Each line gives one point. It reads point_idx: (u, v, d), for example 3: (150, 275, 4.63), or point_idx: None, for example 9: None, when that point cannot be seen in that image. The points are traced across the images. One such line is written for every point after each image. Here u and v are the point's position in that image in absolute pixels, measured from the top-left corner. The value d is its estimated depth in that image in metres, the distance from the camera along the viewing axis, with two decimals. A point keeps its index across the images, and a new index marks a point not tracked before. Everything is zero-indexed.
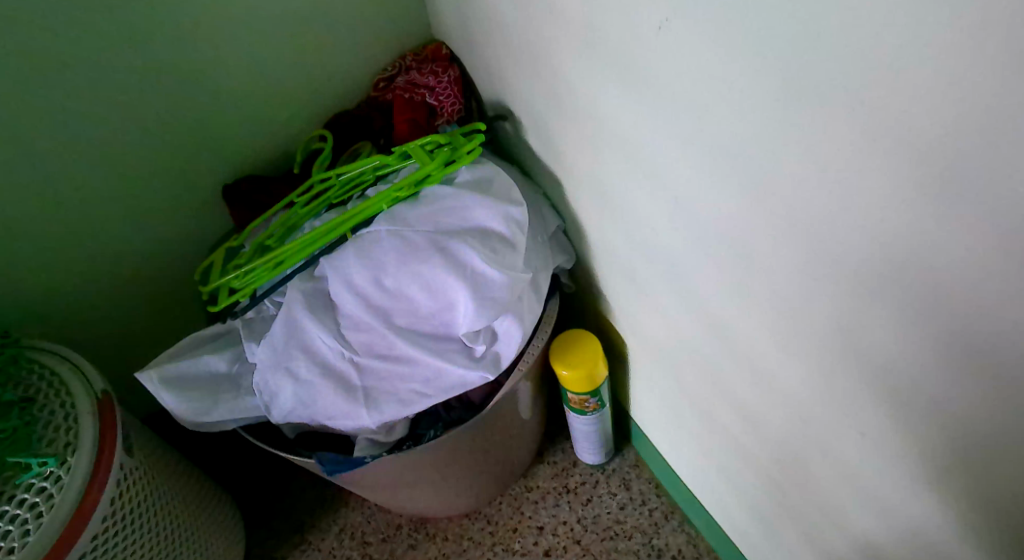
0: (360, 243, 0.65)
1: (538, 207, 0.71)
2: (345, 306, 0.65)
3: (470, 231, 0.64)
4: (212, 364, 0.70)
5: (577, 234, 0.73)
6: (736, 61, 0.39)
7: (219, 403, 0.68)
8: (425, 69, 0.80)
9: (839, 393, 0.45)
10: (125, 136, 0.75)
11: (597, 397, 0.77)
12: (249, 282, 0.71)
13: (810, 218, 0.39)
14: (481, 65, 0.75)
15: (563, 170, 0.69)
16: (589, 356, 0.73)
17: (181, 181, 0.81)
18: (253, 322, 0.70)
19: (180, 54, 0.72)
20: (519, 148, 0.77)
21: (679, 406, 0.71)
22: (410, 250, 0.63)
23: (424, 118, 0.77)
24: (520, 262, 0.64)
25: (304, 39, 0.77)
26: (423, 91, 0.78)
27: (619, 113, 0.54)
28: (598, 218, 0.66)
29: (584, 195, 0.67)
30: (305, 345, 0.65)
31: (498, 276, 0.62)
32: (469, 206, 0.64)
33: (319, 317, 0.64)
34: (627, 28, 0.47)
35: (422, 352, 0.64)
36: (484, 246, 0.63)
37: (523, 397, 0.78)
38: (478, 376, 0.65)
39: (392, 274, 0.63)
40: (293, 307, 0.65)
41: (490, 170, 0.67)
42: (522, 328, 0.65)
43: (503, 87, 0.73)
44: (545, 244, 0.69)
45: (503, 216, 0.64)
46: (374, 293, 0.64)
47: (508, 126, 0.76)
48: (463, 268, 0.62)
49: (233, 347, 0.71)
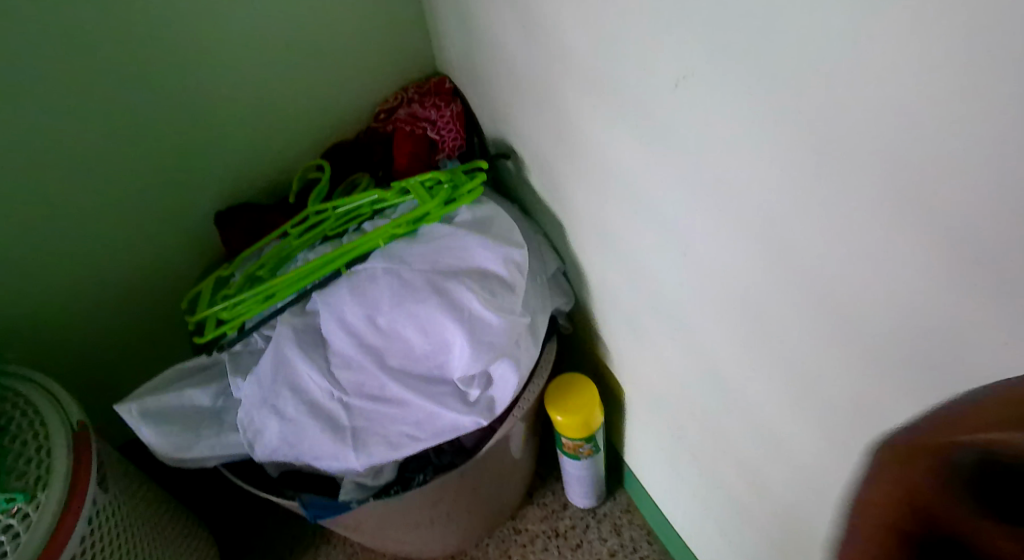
0: (354, 280, 0.63)
1: (537, 248, 0.70)
2: (336, 343, 0.63)
3: (468, 271, 0.62)
4: (195, 399, 0.67)
5: (577, 276, 0.72)
6: (754, 125, 0.38)
7: (199, 438, 0.66)
8: (427, 101, 0.77)
9: (848, 464, 0.44)
10: (114, 156, 0.72)
11: (591, 443, 0.74)
12: (237, 313, 0.68)
13: (829, 279, 0.38)
14: (486, 101, 0.73)
15: (566, 212, 0.67)
16: (585, 403, 0.70)
17: (171, 205, 0.79)
18: (240, 357, 0.67)
19: (179, 77, 0.70)
20: (520, 186, 0.75)
21: (678, 456, 0.69)
22: (406, 289, 0.61)
23: (424, 153, 0.75)
24: (519, 305, 0.62)
25: (307, 66, 0.76)
26: (424, 124, 0.76)
27: (627, 154, 0.52)
28: (601, 263, 0.65)
29: (586, 237, 0.65)
30: (294, 383, 0.63)
31: (497, 319, 0.61)
32: (468, 245, 0.63)
33: (307, 354, 0.63)
34: (640, 75, 0.46)
35: (414, 394, 0.62)
36: (482, 288, 0.61)
37: (515, 436, 0.75)
38: (471, 421, 0.63)
39: (386, 313, 0.61)
40: (282, 343, 0.63)
41: (491, 210, 0.65)
42: (519, 373, 0.63)
43: (506, 125, 0.71)
44: (544, 286, 0.68)
45: (502, 256, 0.62)
46: (367, 332, 0.62)
47: (510, 165, 0.75)
48: (460, 309, 0.60)
49: (218, 380, 0.68)
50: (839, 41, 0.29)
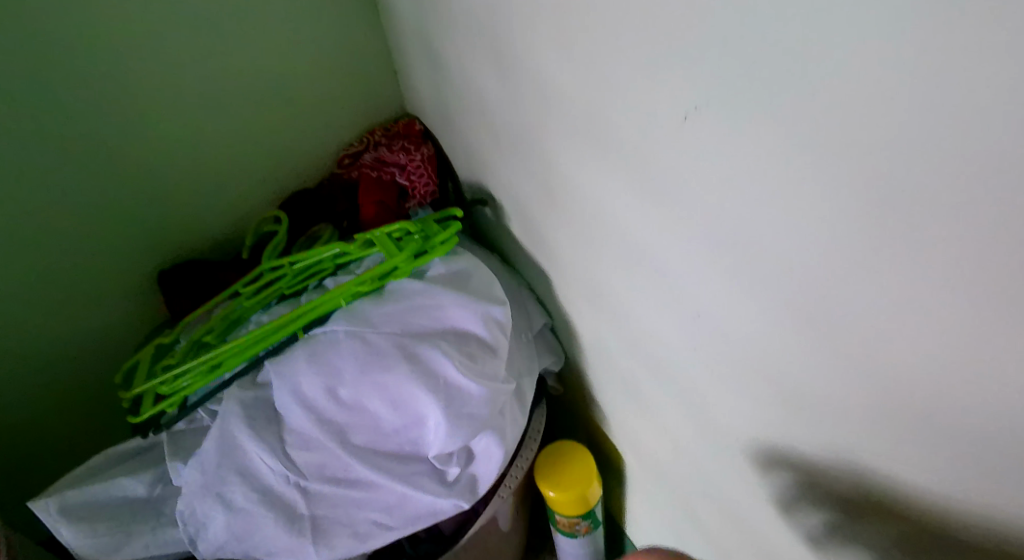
0: (313, 345, 0.55)
1: (521, 304, 0.63)
2: (292, 419, 0.54)
3: (443, 333, 0.55)
4: (128, 489, 0.58)
5: (566, 332, 0.64)
6: (758, 178, 0.30)
7: (131, 537, 0.56)
8: (395, 145, 0.70)
9: None
10: (37, 219, 0.63)
11: (590, 518, 0.66)
12: (179, 388, 0.59)
13: (868, 358, 0.30)
14: (460, 142, 0.67)
15: (552, 263, 0.60)
16: (581, 474, 0.62)
17: (104, 271, 0.69)
18: (181, 437, 0.58)
19: (112, 128, 0.62)
20: (499, 234, 0.68)
21: (687, 536, 0.61)
22: (372, 355, 0.53)
23: (393, 201, 0.67)
24: (502, 370, 0.55)
25: (259, 111, 0.69)
26: (392, 170, 0.69)
27: (614, 200, 0.45)
28: (594, 319, 0.58)
29: (575, 291, 0.58)
30: (243, 466, 0.54)
31: (477, 388, 0.53)
32: (443, 303, 0.55)
33: (258, 434, 0.54)
34: (622, 116, 0.39)
35: (383, 477, 0.54)
36: (459, 353, 0.53)
37: (503, 514, 0.67)
38: (450, 504, 0.55)
39: (349, 383, 0.53)
40: (229, 421, 0.55)
41: (468, 262, 0.58)
42: (504, 447, 0.56)
43: (483, 168, 0.64)
44: (530, 346, 0.61)
45: (482, 315, 0.55)
46: (328, 406, 0.54)
47: (489, 211, 0.68)
48: (434, 378, 0.53)
49: (155, 466, 0.59)
50: (876, 64, 0.22)
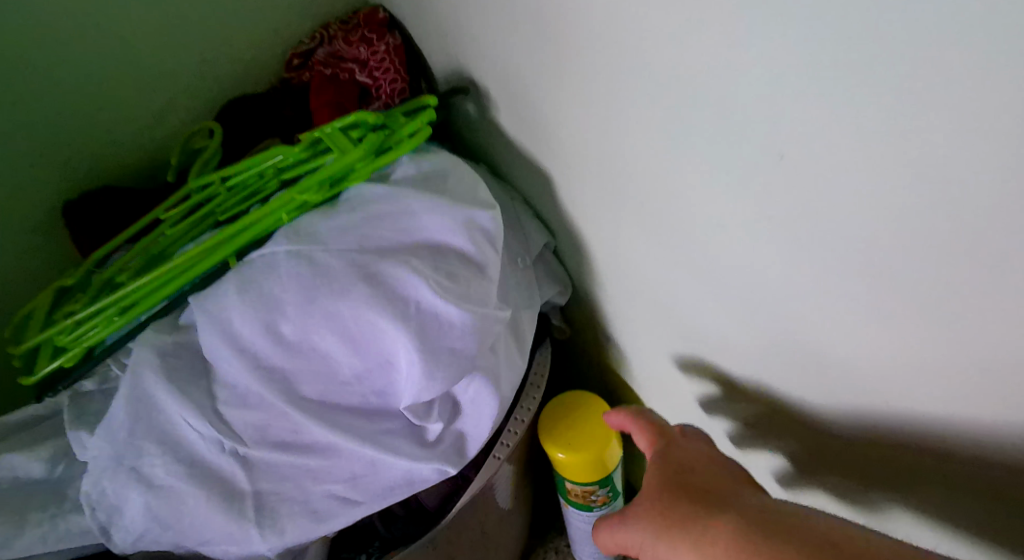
0: (246, 273, 0.42)
1: (517, 219, 0.50)
2: (224, 369, 0.42)
3: (416, 249, 0.42)
4: (21, 469, 0.45)
5: (574, 252, 0.52)
6: None
7: (24, 530, 0.43)
8: (354, 36, 0.57)
9: None
10: None
11: (608, 487, 0.54)
12: (82, 336, 0.46)
13: None
14: (432, 23, 0.53)
15: (552, 160, 0.47)
16: (597, 434, 0.50)
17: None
18: (88, 401, 0.46)
19: None
20: (486, 139, 0.55)
21: None
22: (323, 279, 0.41)
23: (351, 103, 0.55)
24: (493, 295, 0.43)
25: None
26: (350, 65, 0.57)
27: (633, 37, 0.32)
28: (610, 226, 0.45)
29: (584, 192, 0.46)
30: (162, 431, 0.41)
31: (461, 317, 0.41)
32: (414, 211, 0.43)
33: (179, 389, 0.41)
34: None
35: (344, 438, 0.42)
36: (437, 272, 0.41)
37: (502, 485, 0.55)
38: (433, 471, 0.43)
39: (295, 318, 0.41)
40: (141, 375, 0.42)
41: (446, 162, 0.46)
42: (498, 395, 0.44)
43: (460, 50, 0.51)
44: (529, 272, 0.49)
45: (464, 224, 0.43)
46: (268, 349, 0.41)
47: (470, 106, 0.54)
48: (405, 305, 0.40)
49: (57, 439, 0.47)
50: None
